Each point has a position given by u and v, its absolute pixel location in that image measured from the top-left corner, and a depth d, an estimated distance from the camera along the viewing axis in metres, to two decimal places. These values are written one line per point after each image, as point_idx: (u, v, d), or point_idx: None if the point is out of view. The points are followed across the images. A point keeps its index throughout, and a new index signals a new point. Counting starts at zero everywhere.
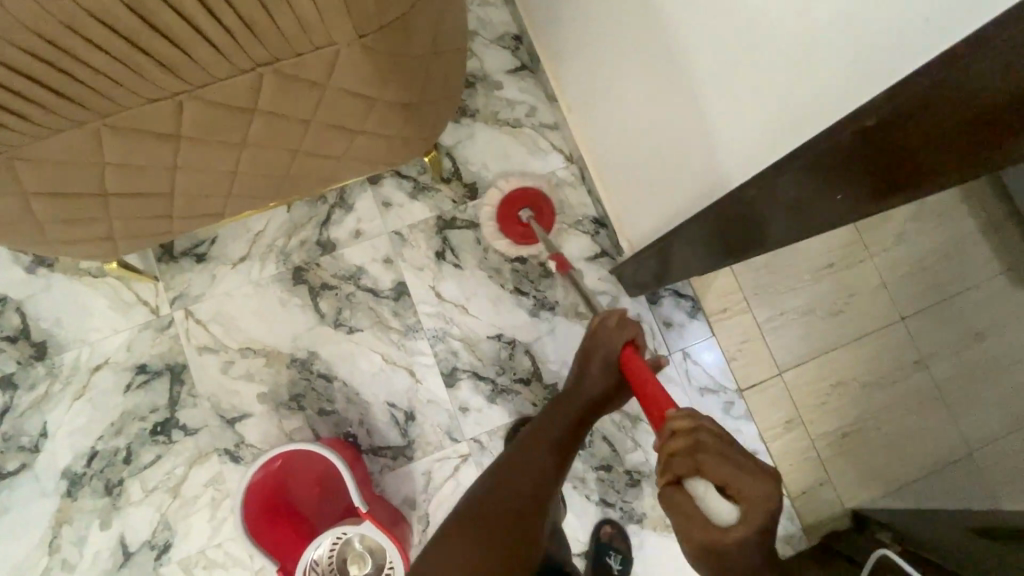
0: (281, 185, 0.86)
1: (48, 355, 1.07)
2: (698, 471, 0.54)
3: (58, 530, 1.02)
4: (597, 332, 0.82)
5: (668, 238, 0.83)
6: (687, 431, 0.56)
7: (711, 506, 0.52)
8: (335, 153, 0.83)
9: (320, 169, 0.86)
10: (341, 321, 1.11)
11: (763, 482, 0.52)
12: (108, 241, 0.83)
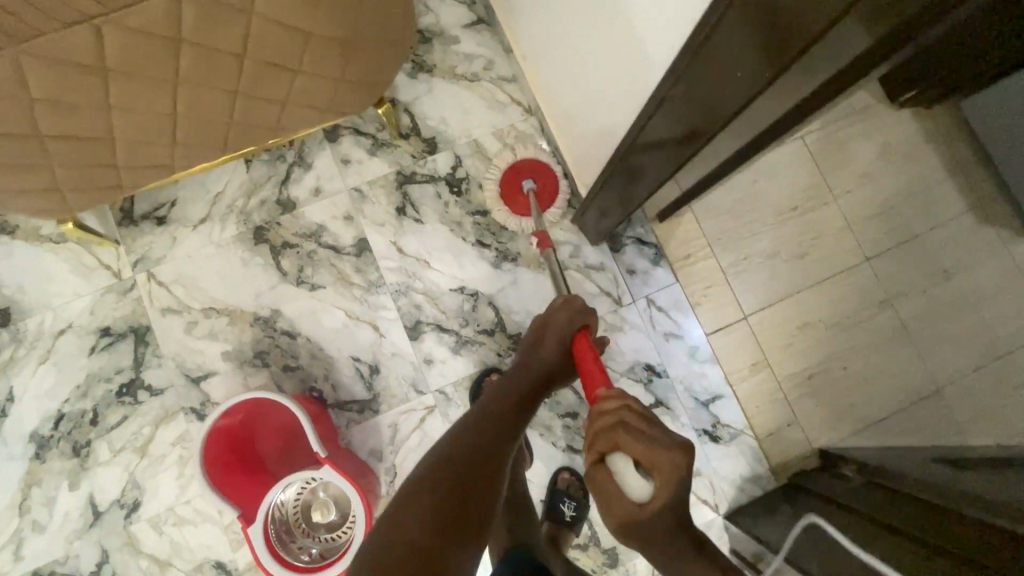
0: (225, 132, 0.86)
1: (12, 321, 1.07)
2: (617, 447, 0.55)
3: (28, 492, 1.03)
4: (553, 309, 0.79)
5: (619, 160, 0.84)
6: (614, 410, 0.57)
7: (626, 482, 0.53)
8: (276, 96, 0.83)
9: (264, 115, 0.86)
10: (303, 278, 1.11)
11: (677, 456, 0.53)
12: (55, 194, 0.83)
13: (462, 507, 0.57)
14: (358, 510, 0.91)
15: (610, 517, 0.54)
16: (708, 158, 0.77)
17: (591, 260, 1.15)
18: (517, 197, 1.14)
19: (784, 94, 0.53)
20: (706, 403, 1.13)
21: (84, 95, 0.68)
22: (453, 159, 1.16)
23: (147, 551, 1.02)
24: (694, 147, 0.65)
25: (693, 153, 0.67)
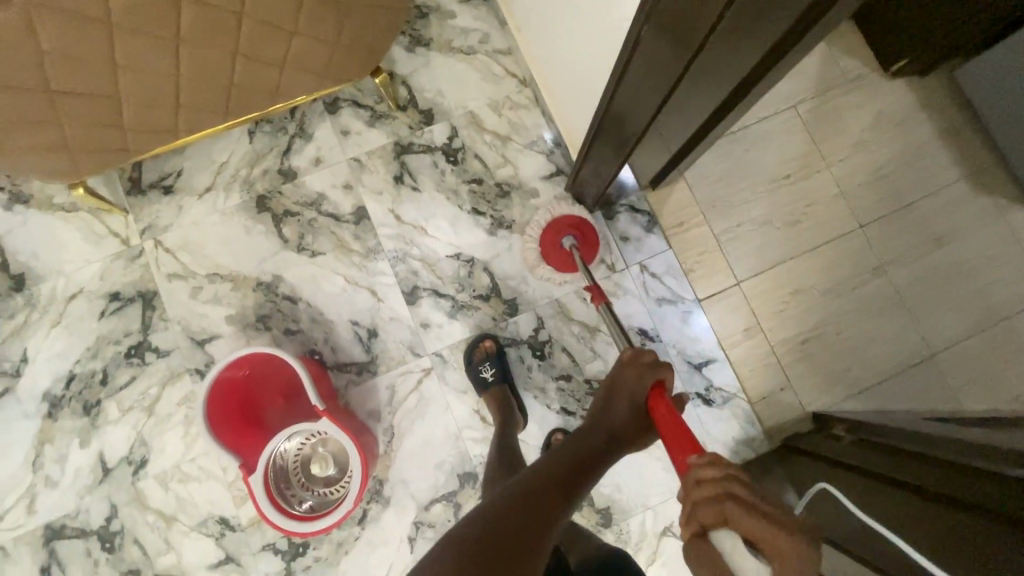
0: (227, 95, 0.90)
1: (26, 286, 1.12)
2: (724, 522, 0.50)
3: (41, 448, 1.08)
4: (624, 367, 0.80)
5: (609, 98, 0.88)
6: (716, 481, 0.52)
7: (739, 567, 0.48)
8: (276, 59, 0.87)
9: (264, 78, 0.90)
10: (304, 245, 1.14)
11: (795, 541, 0.47)
12: (67, 154, 0.88)
13: (507, 556, 0.60)
14: (354, 462, 0.94)
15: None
16: (687, 114, 0.81)
17: None
18: (560, 259, 1.10)
19: (748, 30, 0.59)
20: (698, 367, 1.14)
21: (92, 51, 0.72)
22: (449, 129, 1.19)
23: (153, 506, 1.06)
24: (674, 72, 0.72)
25: (676, 79, 0.74)
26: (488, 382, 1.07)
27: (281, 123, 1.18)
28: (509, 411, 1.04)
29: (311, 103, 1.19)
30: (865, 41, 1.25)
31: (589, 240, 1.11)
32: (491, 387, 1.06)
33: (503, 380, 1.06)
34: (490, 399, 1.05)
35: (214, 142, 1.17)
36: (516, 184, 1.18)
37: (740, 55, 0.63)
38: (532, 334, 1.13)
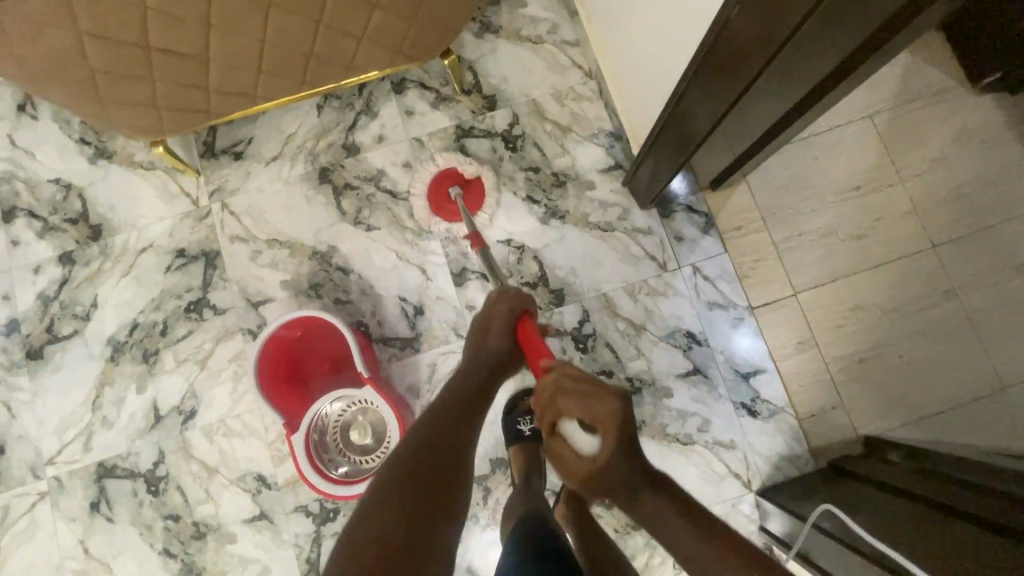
0: (306, 64, 0.94)
1: (103, 236, 1.19)
2: (565, 411, 0.72)
3: (102, 390, 1.14)
4: (497, 303, 0.88)
5: (678, 95, 0.86)
6: (553, 379, 0.72)
7: (579, 440, 0.72)
8: (355, 30, 0.90)
9: (342, 50, 0.93)
10: (360, 219, 1.17)
11: (610, 402, 0.70)
12: (152, 111, 0.92)
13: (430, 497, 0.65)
14: (393, 430, 0.96)
15: (573, 474, 0.75)
16: (761, 117, 0.78)
17: (639, 223, 1.15)
18: (442, 203, 1.12)
19: (842, 24, 0.56)
20: (745, 376, 1.10)
21: (190, 7, 0.76)
22: (510, 116, 1.20)
23: (197, 456, 1.10)
24: (748, 73, 0.70)
25: (750, 80, 0.71)
26: (524, 434, 1.04)
27: (348, 100, 1.22)
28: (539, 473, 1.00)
29: (379, 83, 1.22)
30: (954, 53, 1.18)
31: (472, 194, 1.13)
32: (526, 441, 1.03)
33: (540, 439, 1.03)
34: (521, 453, 1.02)
35: (284, 114, 1.21)
36: (572, 174, 1.17)
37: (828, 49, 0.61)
38: (576, 326, 1.11)
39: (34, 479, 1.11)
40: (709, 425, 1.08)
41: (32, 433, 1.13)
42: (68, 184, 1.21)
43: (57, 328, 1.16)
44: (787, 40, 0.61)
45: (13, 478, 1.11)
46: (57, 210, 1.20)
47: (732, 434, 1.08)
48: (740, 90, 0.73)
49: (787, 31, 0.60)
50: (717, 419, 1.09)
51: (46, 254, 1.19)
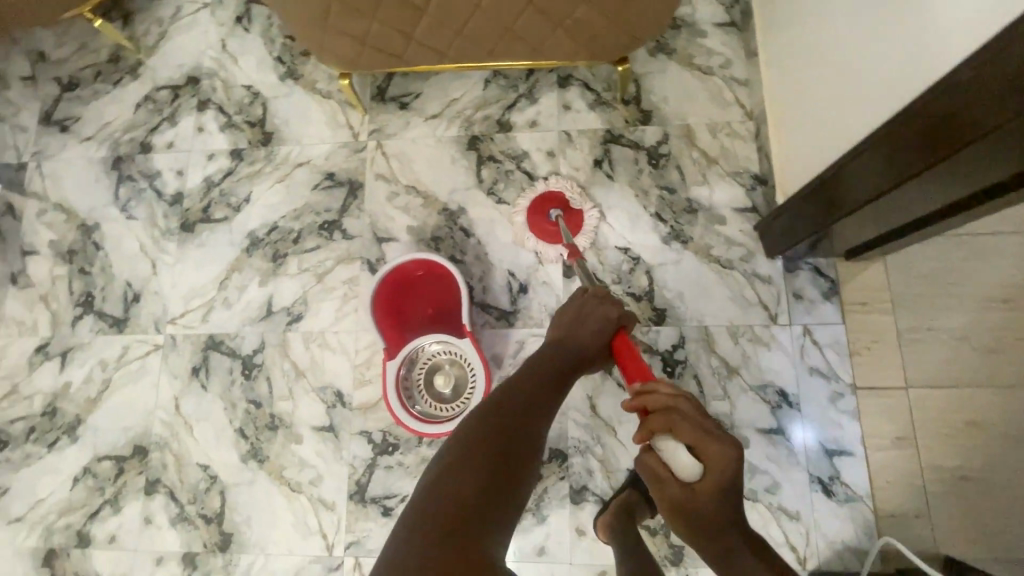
0: (499, 40, 1.03)
1: (271, 144, 1.33)
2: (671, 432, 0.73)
3: (231, 274, 1.27)
4: (590, 301, 0.96)
5: (836, 166, 0.87)
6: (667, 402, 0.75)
7: (680, 464, 0.70)
8: (553, 21, 0.98)
9: (534, 35, 1.01)
10: (494, 191, 1.24)
11: (722, 445, 0.70)
12: (359, 45, 1.04)
13: (482, 492, 0.67)
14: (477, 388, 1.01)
15: (661, 496, 0.73)
16: (932, 199, 0.74)
17: (761, 270, 1.14)
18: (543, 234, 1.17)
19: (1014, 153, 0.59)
20: (829, 453, 1.05)
21: None
22: (661, 133, 1.22)
23: (291, 357, 1.20)
24: (906, 172, 0.72)
25: (917, 172, 0.70)
26: None
27: (514, 81, 1.29)
28: None
29: (546, 73, 1.28)
30: None
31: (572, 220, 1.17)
32: None
33: None
34: None
35: (454, 80, 1.31)
36: (706, 204, 1.17)
37: (999, 167, 0.62)
38: (669, 349, 1.11)
39: (155, 332, 1.26)
40: (778, 489, 1.05)
41: (164, 293, 1.28)
42: (256, 92, 1.37)
43: (211, 211, 1.31)
44: (953, 154, 0.64)
45: (140, 325, 1.26)
46: (242, 111, 1.36)
47: (800, 506, 1.04)
48: (912, 172, 0.71)
49: (959, 143, 0.62)
50: (787, 485, 1.05)
51: (222, 146, 1.35)
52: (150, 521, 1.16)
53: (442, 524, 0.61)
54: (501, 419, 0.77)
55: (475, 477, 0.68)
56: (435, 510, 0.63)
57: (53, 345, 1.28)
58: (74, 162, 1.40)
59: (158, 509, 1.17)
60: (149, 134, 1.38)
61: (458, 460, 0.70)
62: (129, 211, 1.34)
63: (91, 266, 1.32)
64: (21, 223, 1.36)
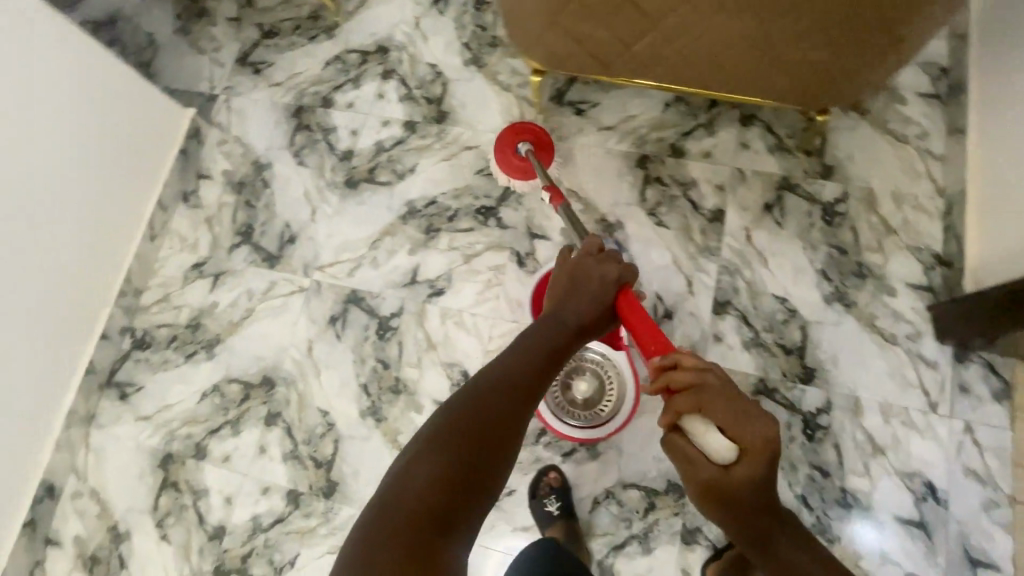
0: (707, 71, 1.04)
1: (444, 123, 1.38)
2: (700, 410, 0.74)
3: (383, 236, 1.32)
4: (587, 271, 0.96)
5: None
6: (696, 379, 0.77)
7: (713, 447, 0.71)
8: (770, 67, 0.99)
9: (743, 74, 1.03)
10: (655, 212, 1.23)
11: (760, 429, 0.74)
12: (574, 45, 1.06)
13: (458, 478, 0.69)
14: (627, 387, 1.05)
15: (692, 471, 0.77)
16: None
17: (927, 353, 1.08)
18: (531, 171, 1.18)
19: None
20: (973, 562, 0.99)
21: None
22: (841, 191, 1.18)
23: (426, 328, 1.24)
24: None
25: None
26: (553, 515, 1.07)
27: (695, 110, 1.29)
28: (578, 548, 1.05)
29: (730, 108, 1.27)
30: None
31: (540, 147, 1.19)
32: (556, 522, 1.07)
33: (569, 518, 1.07)
34: (556, 533, 1.06)
35: (634, 97, 1.32)
36: (878, 273, 1.13)
37: None
38: (812, 411, 1.08)
39: (303, 275, 1.32)
40: None
41: (319, 240, 1.34)
42: (440, 72, 1.42)
43: (376, 174, 1.37)
44: None
45: (290, 265, 1.33)
46: (422, 87, 1.42)
47: None
48: None
49: None
50: None
51: (398, 115, 1.41)
52: (264, 451, 1.22)
53: (409, 520, 0.63)
54: (482, 404, 0.78)
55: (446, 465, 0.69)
56: (404, 506, 0.65)
57: (208, 266, 1.37)
58: (260, 103, 1.49)
59: (273, 441, 1.22)
60: (333, 91, 1.46)
61: (437, 449, 0.71)
62: (301, 158, 1.42)
63: (256, 201, 1.40)
64: (202, 149, 1.45)
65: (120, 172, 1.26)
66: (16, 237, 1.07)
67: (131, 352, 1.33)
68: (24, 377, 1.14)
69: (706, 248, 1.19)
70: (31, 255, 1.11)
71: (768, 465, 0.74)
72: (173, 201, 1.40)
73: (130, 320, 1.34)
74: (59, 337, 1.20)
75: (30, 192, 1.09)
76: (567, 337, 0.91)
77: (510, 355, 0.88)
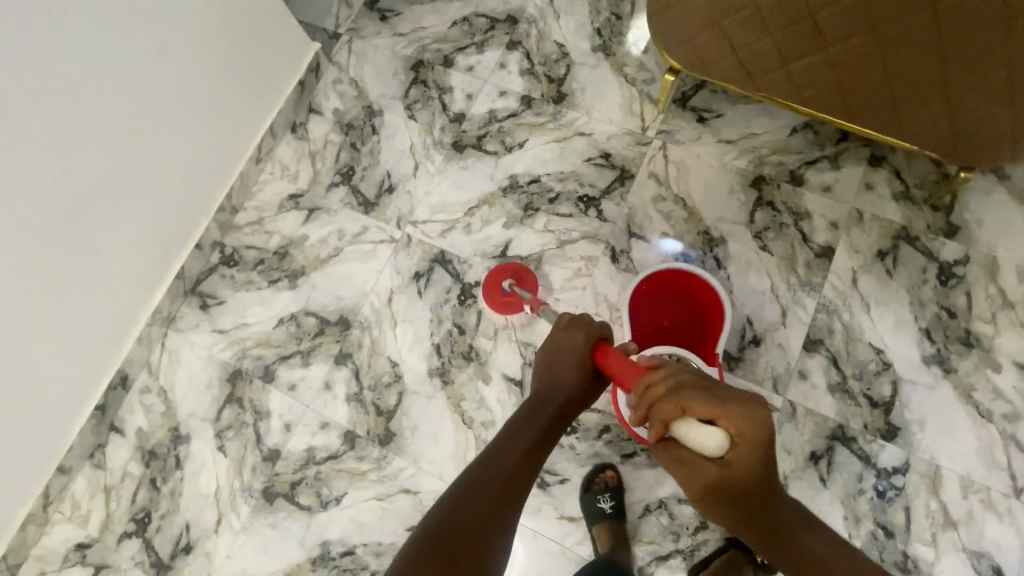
0: (857, 106, 1.01)
1: (561, 105, 1.36)
2: (683, 412, 0.70)
3: (481, 205, 1.32)
4: (564, 335, 0.95)
5: None
6: (670, 383, 0.74)
7: (706, 446, 0.67)
8: (929, 115, 0.96)
9: (895, 116, 1.00)
10: (761, 236, 1.20)
11: (748, 412, 0.69)
12: (727, 50, 1.03)
13: None
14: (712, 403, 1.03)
15: (695, 479, 0.71)
16: None
17: (1021, 437, 1.04)
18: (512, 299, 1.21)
19: None
20: None
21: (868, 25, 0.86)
22: (962, 254, 1.14)
23: None
24: None
25: None
26: (605, 513, 1.07)
27: (823, 140, 1.24)
28: (625, 550, 1.05)
29: (861, 146, 1.22)
30: None
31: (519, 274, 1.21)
32: (607, 520, 1.06)
33: (620, 518, 1.07)
34: (605, 531, 1.06)
35: (762, 115, 1.27)
36: (985, 345, 1.09)
37: None
38: (889, 469, 1.05)
39: (395, 227, 1.33)
40: None
41: (416, 196, 1.35)
42: (566, 52, 1.40)
43: (484, 142, 1.36)
44: None
45: (385, 215, 1.35)
46: (545, 64, 1.40)
47: None
48: None
49: None
50: None
51: (516, 88, 1.39)
52: (329, 388, 1.24)
53: None
54: (469, 492, 0.75)
55: (434, 569, 0.64)
56: None
57: (305, 199, 1.39)
58: (380, 49, 1.46)
59: (339, 380, 1.24)
60: (456, 52, 1.44)
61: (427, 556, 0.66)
62: (412, 112, 1.41)
63: (362, 145, 1.41)
64: (318, 84, 1.45)
65: (245, 94, 1.27)
66: (151, 140, 1.11)
67: (217, 266, 1.36)
68: (124, 270, 1.18)
69: (807, 282, 1.16)
70: (158, 159, 1.14)
71: (766, 448, 0.70)
72: (282, 129, 1.42)
73: (222, 236, 1.37)
74: (161, 239, 1.23)
75: (172, 101, 1.11)
76: (556, 412, 0.90)
77: (499, 436, 0.86)
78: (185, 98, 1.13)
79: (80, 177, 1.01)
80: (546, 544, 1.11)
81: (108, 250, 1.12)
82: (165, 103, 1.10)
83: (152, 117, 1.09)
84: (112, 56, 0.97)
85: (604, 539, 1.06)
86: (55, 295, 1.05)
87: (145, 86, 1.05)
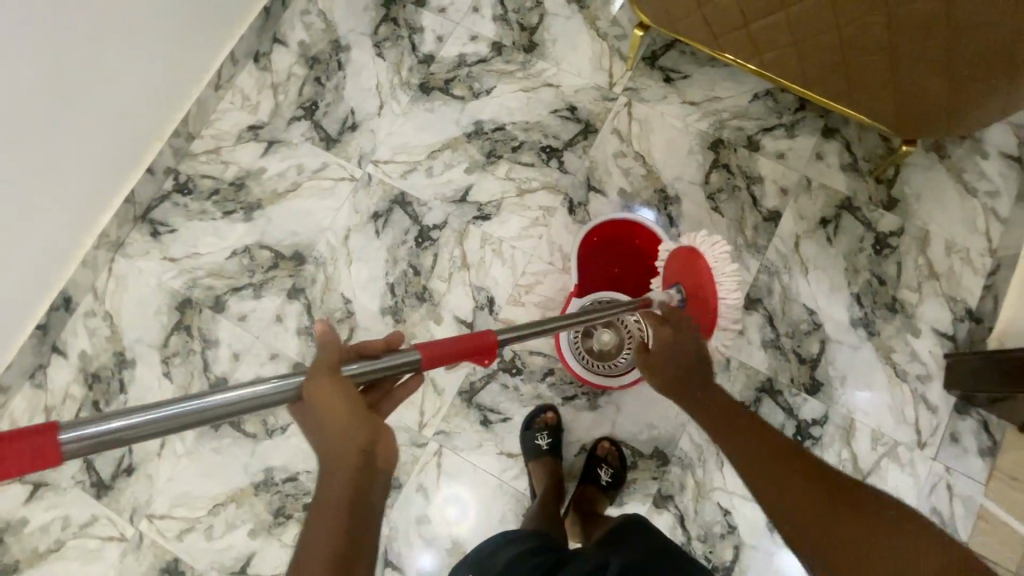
0: (810, 75, 1.05)
1: (531, 54, 1.35)
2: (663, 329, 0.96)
3: (444, 149, 1.31)
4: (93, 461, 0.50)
5: None
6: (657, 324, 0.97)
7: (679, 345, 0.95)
8: (875, 87, 1.00)
9: (845, 88, 1.04)
10: (714, 197, 1.24)
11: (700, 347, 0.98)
12: (692, 5, 1.04)
13: None
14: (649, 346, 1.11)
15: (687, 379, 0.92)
16: None
17: (930, 396, 1.13)
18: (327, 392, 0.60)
19: None
20: None
21: None
22: (898, 225, 1.19)
23: (464, 247, 1.26)
24: None
25: None
26: (540, 449, 1.12)
27: (782, 108, 1.26)
28: (558, 484, 1.10)
29: (817, 116, 1.25)
30: None
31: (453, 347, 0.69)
32: (542, 456, 1.11)
33: (556, 453, 1.12)
34: (539, 464, 1.11)
35: (726, 80, 1.28)
36: (908, 311, 1.16)
37: None
38: (807, 420, 1.13)
39: (357, 166, 1.32)
40: None
41: (379, 136, 1.33)
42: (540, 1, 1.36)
43: (451, 87, 1.35)
44: None
45: (347, 152, 1.33)
46: (519, 11, 1.36)
47: None
48: None
49: None
50: None
51: (487, 33, 1.36)
52: (281, 320, 1.26)
53: None
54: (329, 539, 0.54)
55: None
56: None
57: (264, 131, 1.35)
58: None
59: (292, 313, 1.26)
60: None
61: None
62: (380, 51, 1.38)
63: (326, 80, 1.37)
64: (284, 14, 1.39)
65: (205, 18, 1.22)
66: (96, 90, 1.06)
67: (170, 193, 1.32)
68: (70, 216, 1.15)
69: (753, 243, 1.21)
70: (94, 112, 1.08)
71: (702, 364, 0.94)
72: (243, 57, 1.36)
73: (176, 162, 1.33)
74: (109, 182, 1.20)
75: (109, 45, 1.04)
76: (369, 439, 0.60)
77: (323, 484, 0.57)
78: (122, 42, 1.06)
79: (40, 160, 1.02)
80: (486, 476, 1.16)
81: (63, 206, 1.11)
82: (107, 60, 1.05)
83: (90, 80, 1.04)
84: (59, 28, 0.94)
85: (540, 470, 1.11)
86: (27, 222, 1.05)
87: (76, 51, 0.99)
